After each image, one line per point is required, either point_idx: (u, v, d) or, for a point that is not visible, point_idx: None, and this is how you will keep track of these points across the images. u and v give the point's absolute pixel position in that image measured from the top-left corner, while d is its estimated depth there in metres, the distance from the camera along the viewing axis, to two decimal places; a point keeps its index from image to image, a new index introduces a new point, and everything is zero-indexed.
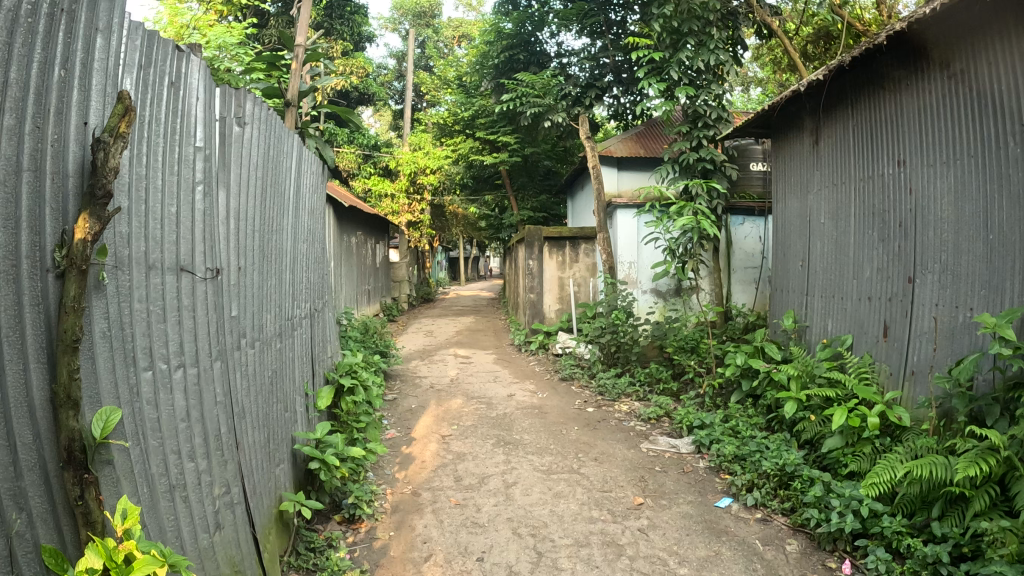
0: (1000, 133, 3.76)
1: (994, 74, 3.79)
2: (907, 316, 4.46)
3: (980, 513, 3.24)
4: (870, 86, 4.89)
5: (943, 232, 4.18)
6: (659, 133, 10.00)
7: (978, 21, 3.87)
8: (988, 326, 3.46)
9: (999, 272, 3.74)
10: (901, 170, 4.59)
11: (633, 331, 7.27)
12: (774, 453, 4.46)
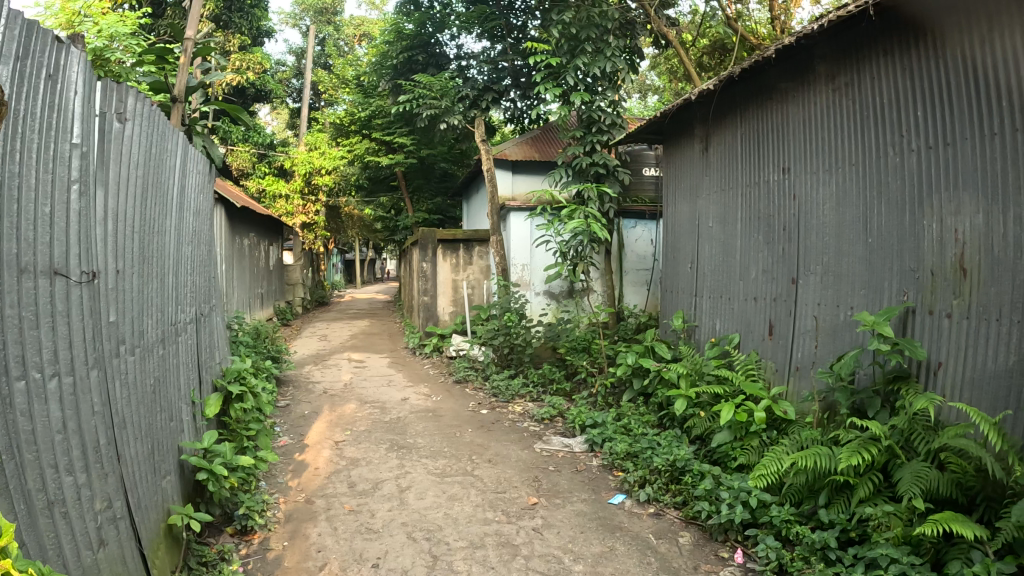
0: (879, 143, 4.03)
1: (874, 88, 4.06)
2: (791, 315, 4.71)
3: (865, 499, 3.44)
4: (758, 97, 5.14)
5: (825, 235, 4.44)
6: (553, 139, 10.14)
7: (861, 38, 4.14)
8: (867, 324, 3.70)
9: (877, 273, 4.00)
10: (786, 176, 4.84)
11: (526, 333, 7.36)
12: (666, 449, 4.61)
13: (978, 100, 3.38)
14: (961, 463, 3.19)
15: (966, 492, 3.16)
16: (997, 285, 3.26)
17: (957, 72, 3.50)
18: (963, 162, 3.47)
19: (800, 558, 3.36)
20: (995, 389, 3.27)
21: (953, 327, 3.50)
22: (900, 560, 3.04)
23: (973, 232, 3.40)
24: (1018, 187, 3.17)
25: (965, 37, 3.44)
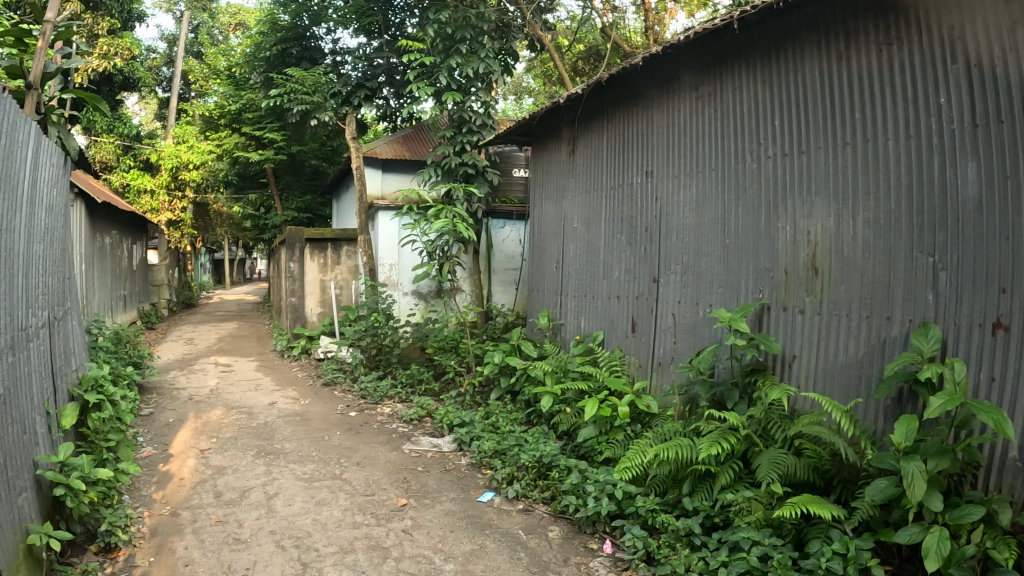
0: (737, 149, 4.29)
1: (734, 98, 4.32)
2: (652, 313, 4.93)
3: (727, 486, 3.65)
4: (624, 103, 5.34)
5: (684, 236, 4.67)
6: (424, 137, 10.07)
7: (725, 50, 4.39)
8: (725, 320, 3.96)
9: (734, 271, 4.26)
10: (649, 180, 5.06)
11: (394, 334, 7.33)
12: (533, 445, 4.72)
13: (831, 113, 3.69)
14: (816, 448, 3.44)
15: (822, 475, 3.41)
16: (846, 283, 3.58)
17: (813, 86, 3.80)
18: (816, 169, 3.77)
19: (666, 545, 3.51)
20: (844, 380, 3.55)
21: (805, 323, 3.79)
22: (761, 542, 3.25)
23: (824, 234, 3.70)
24: (867, 192, 3.49)
25: (822, 54, 3.75)
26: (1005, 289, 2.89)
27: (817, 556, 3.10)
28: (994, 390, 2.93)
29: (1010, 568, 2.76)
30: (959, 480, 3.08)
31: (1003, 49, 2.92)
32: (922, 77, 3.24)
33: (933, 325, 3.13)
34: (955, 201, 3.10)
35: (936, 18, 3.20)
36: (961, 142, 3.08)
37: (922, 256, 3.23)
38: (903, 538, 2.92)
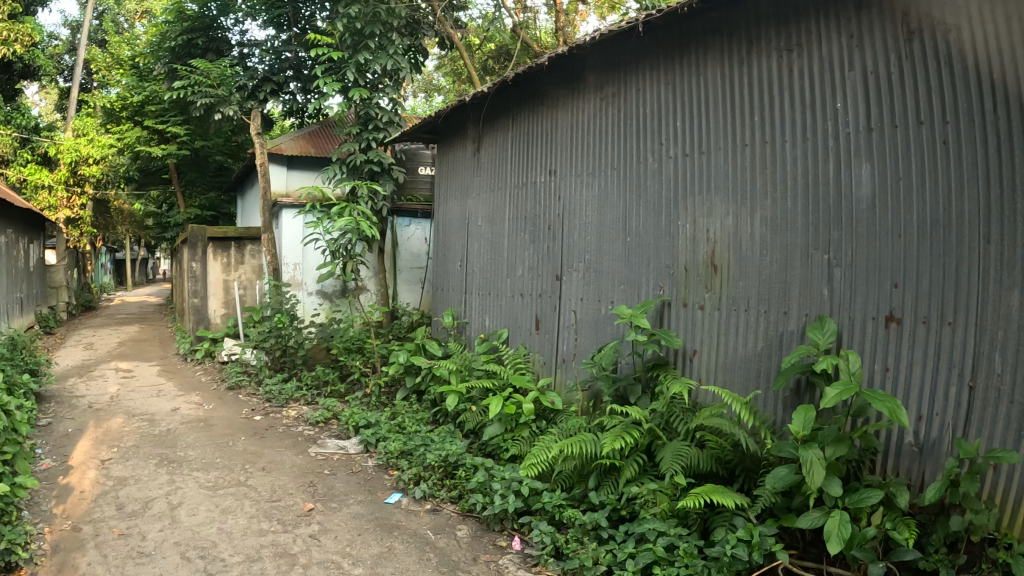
0: (640, 149, 4.38)
1: (637, 99, 4.42)
2: (555, 310, 4.98)
3: (632, 479, 3.72)
4: (529, 103, 5.37)
5: (586, 234, 4.74)
6: (331, 133, 9.85)
7: (630, 52, 4.47)
8: (627, 317, 4.01)
9: (635, 268, 4.34)
10: (552, 178, 5.10)
11: (298, 335, 7.16)
12: (438, 444, 4.70)
13: (732, 115, 3.84)
14: (719, 440, 3.56)
15: (725, 465, 3.52)
16: (744, 279, 3.72)
17: (714, 89, 3.94)
18: (715, 169, 3.90)
19: (574, 540, 3.55)
20: (744, 373, 3.69)
21: (705, 318, 3.91)
22: (667, 533, 3.33)
23: (722, 232, 3.84)
24: (765, 192, 3.64)
25: (724, 58, 3.89)
26: (897, 284, 3.12)
27: (723, 544, 3.18)
28: (888, 380, 3.16)
29: (908, 547, 2.93)
30: (858, 465, 3.21)
31: (898, 59, 3.12)
32: (820, 83, 3.43)
33: (829, 319, 3.30)
34: (849, 201, 3.30)
35: (834, 27, 3.38)
36: (857, 145, 3.28)
37: (817, 253, 3.41)
38: (806, 523, 3.03)
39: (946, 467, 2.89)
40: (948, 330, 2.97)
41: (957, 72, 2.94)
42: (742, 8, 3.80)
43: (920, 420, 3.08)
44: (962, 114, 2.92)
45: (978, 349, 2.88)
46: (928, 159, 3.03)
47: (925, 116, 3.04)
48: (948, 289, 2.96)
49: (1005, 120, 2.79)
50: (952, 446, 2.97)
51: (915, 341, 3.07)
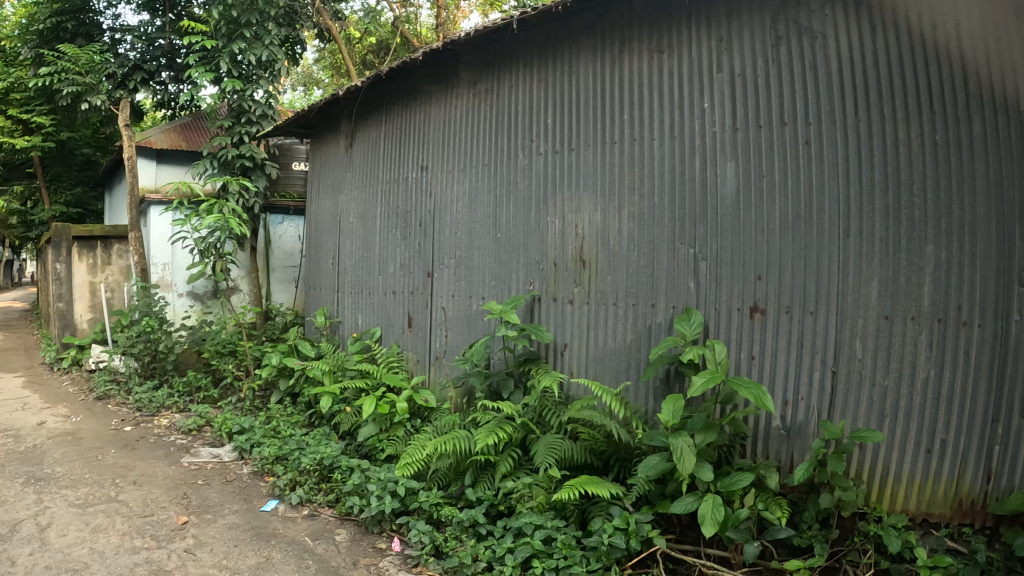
0: (510, 146, 4.39)
1: (510, 96, 4.43)
2: (427, 307, 4.92)
3: (507, 474, 3.74)
4: (403, 98, 5.27)
5: (457, 230, 4.71)
6: (204, 127, 9.46)
7: (503, 50, 4.47)
8: (497, 312, 3.98)
9: (506, 264, 4.36)
10: (424, 174, 5.03)
11: (169, 339, 6.70)
12: (313, 447, 4.55)
13: (602, 113, 3.93)
14: (592, 433, 3.62)
15: (599, 456, 3.59)
16: (613, 274, 3.83)
17: (586, 88, 4.02)
18: (585, 166, 3.99)
19: (452, 537, 3.49)
20: (615, 365, 3.78)
21: (575, 312, 3.99)
22: (544, 526, 3.32)
23: (590, 227, 3.94)
24: (633, 188, 3.77)
25: (596, 57, 3.99)
26: (760, 276, 3.33)
27: (600, 534, 3.20)
28: (754, 367, 3.35)
29: (781, 525, 3.02)
30: (729, 450, 3.36)
31: (766, 61, 3.35)
32: (689, 84, 3.59)
33: (695, 309, 3.45)
34: (713, 199, 3.47)
35: (705, 30, 3.55)
36: (723, 143, 3.46)
37: (683, 248, 3.57)
38: (680, 508, 3.04)
39: (812, 448, 3.06)
40: (810, 318, 3.20)
41: (821, 77, 3.21)
42: (615, 9, 3.90)
43: (787, 405, 3.27)
44: (824, 116, 3.19)
45: (840, 337, 3.14)
46: (791, 158, 3.27)
47: (789, 117, 3.28)
48: (809, 282, 3.20)
49: (867, 120, 3.10)
50: (818, 428, 3.19)
51: (778, 330, 3.28)
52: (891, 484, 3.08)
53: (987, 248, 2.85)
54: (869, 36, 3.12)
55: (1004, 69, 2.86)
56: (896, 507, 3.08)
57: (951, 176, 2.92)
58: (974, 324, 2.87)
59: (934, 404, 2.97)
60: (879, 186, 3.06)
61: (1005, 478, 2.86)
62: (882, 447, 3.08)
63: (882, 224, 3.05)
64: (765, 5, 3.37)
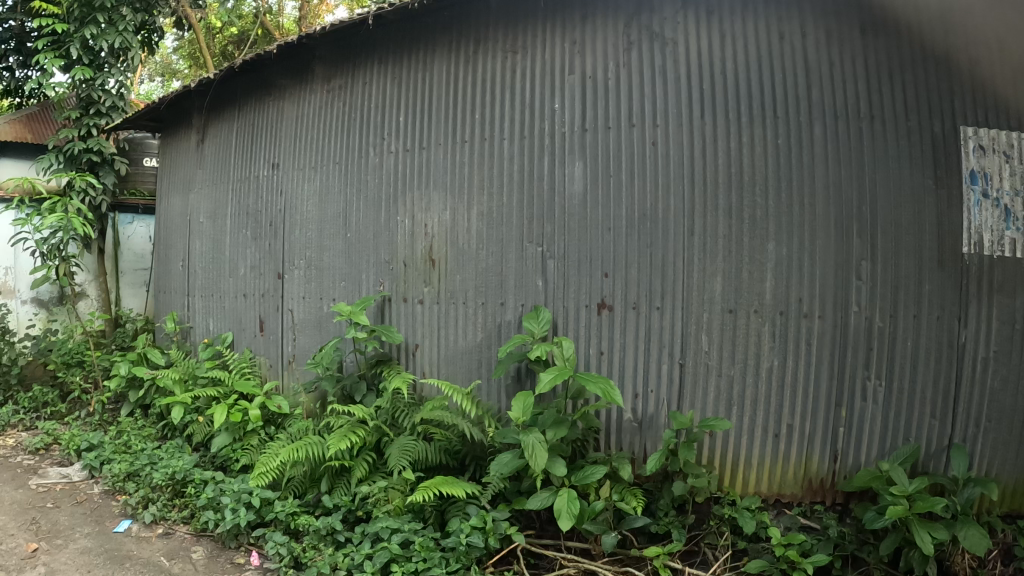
0: (361, 144, 4.26)
1: (364, 93, 4.31)
2: (278, 311, 4.71)
3: (363, 479, 3.65)
4: (256, 92, 5.03)
5: (308, 230, 4.53)
6: (51, 118, 8.74)
7: (360, 46, 4.35)
8: (345, 313, 3.81)
9: (356, 265, 4.23)
10: (275, 172, 4.80)
11: (13, 349, 6.13)
12: (165, 461, 4.23)
13: (454, 112, 3.90)
14: (446, 434, 3.58)
15: (454, 456, 3.56)
16: (461, 273, 3.83)
17: (439, 86, 3.97)
18: (435, 164, 3.94)
19: (309, 547, 3.35)
20: (466, 366, 3.80)
21: (424, 312, 3.95)
22: (401, 529, 3.22)
23: (439, 227, 3.91)
24: (481, 187, 3.79)
25: (451, 57, 3.96)
26: (607, 273, 3.49)
27: (457, 534, 3.12)
28: (603, 362, 3.50)
29: (637, 514, 3.07)
30: (583, 444, 3.40)
31: (616, 65, 3.53)
32: (539, 87, 3.68)
33: (544, 308, 3.52)
34: (561, 198, 3.59)
35: (559, 33, 3.67)
36: (572, 143, 3.58)
37: (531, 246, 3.64)
38: (536, 503, 2.99)
39: (663, 439, 3.14)
40: (656, 313, 3.41)
41: (670, 80, 3.45)
42: (472, 7, 3.89)
43: (638, 398, 3.44)
44: (671, 118, 3.42)
45: (686, 331, 3.38)
46: (638, 158, 3.46)
47: (637, 119, 3.47)
48: (654, 278, 3.41)
49: (709, 125, 3.38)
50: (667, 419, 3.39)
51: (625, 325, 3.46)
52: (742, 468, 3.34)
53: (826, 245, 3.26)
54: (715, 48, 3.42)
55: (847, 82, 3.34)
56: (748, 489, 3.34)
57: (789, 179, 3.30)
58: (814, 316, 3.27)
59: (778, 390, 3.30)
60: (723, 185, 3.34)
61: (848, 459, 3.29)
62: (732, 434, 3.34)
63: (724, 222, 3.34)
64: (618, 12, 3.56)
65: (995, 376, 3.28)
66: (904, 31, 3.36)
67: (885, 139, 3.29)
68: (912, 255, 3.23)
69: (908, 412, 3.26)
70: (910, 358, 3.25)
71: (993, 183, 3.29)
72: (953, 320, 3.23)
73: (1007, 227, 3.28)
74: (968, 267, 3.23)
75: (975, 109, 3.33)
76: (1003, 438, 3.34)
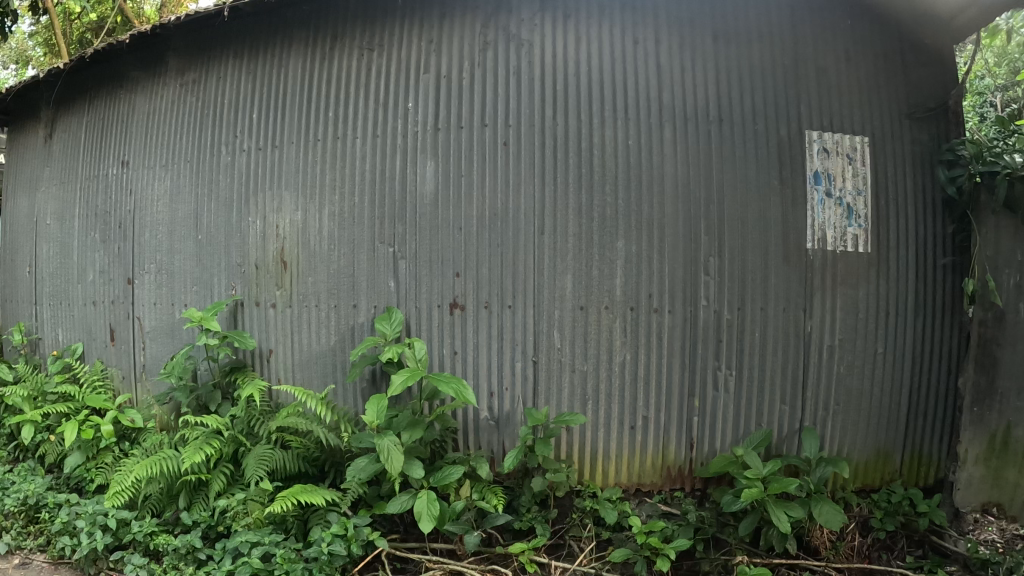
0: (213, 142, 4.45)
1: (217, 87, 4.51)
2: (130, 319, 4.72)
3: (220, 492, 3.64)
4: (107, 85, 5.04)
5: (159, 231, 4.61)
6: None
7: (213, 37, 4.54)
8: (196, 320, 4.00)
9: (208, 268, 4.38)
10: (124, 171, 4.85)
11: None
12: (14, 486, 3.94)
13: (305, 108, 4.18)
14: (301, 441, 3.75)
15: (313, 463, 3.76)
16: (313, 276, 4.08)
17: (290, 83, 4.26)
18: (287, 162, 4.18)
19: (168, 568, 3.24)
20: (321, 370, 4.07)
21: (278, 316, 4.17)
22: (261, 542, 3.21)
23: (290, 229, 4.14)
24: (331, 189, 4.05)
25: (306, 53, 4.25)
26: (459, 273, 3.81)
27: (319, 544, 3.18)
28: (457, 362, 3.81)
29: (498, 512, 3.35)
30: (443, 444, 3.66)
31: (473, 64, 3.90)
32: (392, 84, 4.00)
33: (395, 309, 3.82)
34: (413, 197, 3.89)
35: (417, 31, 4.03)
36: (424, 142, 3.90)
37: (382, 246, 3.93)
38: (396, 507, 3.18)
39: (521, 435, 3.46)
40: (508, 311, 3.77)
41: (523, 79, 3.85)
42: (330, 6, 4.22)
43: (493, 396, 3.78)
44: (522, 118, 3.82)
45: (538, 328, 3.76)
46: (489, 156, 3.81)
47: (489, 120, 3.84)
48: (505, 278, 3.77)
49: (561, 124, 3.80)
50: (522, 416, 3.76)
51: (478, 323, 3.80)
52: (603, 462, 3.75)
53: (673, 243, 3.75)
54: (571, 50, 3.86)
55: (706, 82, 3.86)
56: (608, 481, 3.75)
57: (640, 178, 3.76)
58: (663, 310, 3.75)
59: (634, 383, 3.75)
60: (573, 185, 3.76)
61: (703, 446, 3.77)
62: (588, 428, 3.74)
63: (574, 222, 3.75)
64: (475, 12, 3.96)
65: (841, 362, 3.88)
66: (758, 44, 3.93)
67: (733, 140, 3.82)
68: (758, 251, 3.78)
69: (759, 393, 3.81)
70: (757, 348, 3.79)
71: (836, 183, 3.89)
72: (798, 311, 3.82)
73: (849, 224, 3.89)
74: (811, 263, 3.83)
75: (820, 116, 3.92)
76: (851, 418, 3.92)
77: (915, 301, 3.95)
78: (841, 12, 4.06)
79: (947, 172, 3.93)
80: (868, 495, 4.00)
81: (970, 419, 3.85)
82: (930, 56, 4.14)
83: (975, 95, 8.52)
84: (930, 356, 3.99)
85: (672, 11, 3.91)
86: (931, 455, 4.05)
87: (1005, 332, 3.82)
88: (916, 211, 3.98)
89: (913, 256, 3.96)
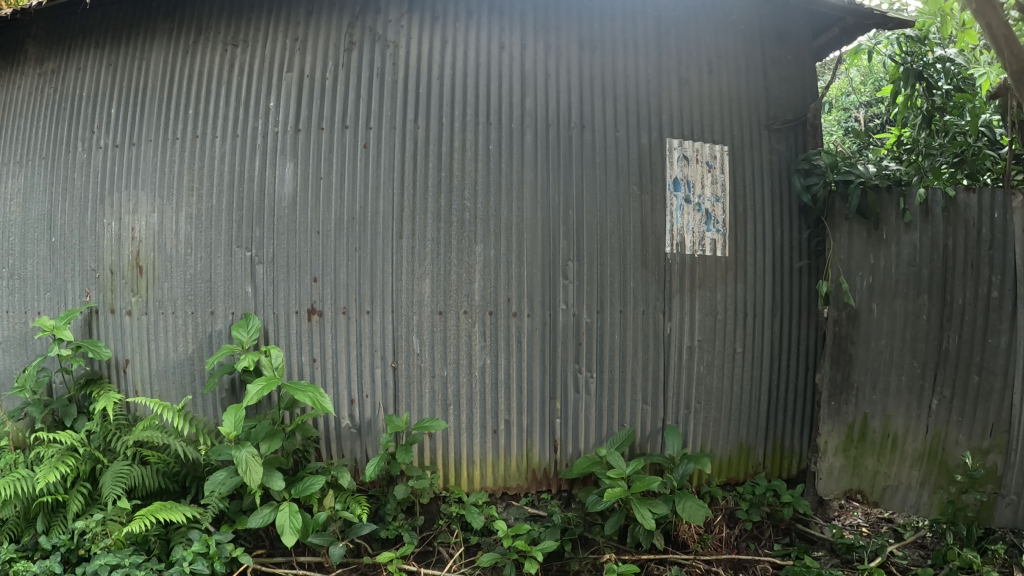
0: (69, 138, 4.24)
1: (76, 79, 4.30)
2: None
3: (78, 514, 3.44)
4: None
5: (10, 232, 4.33)
6: None
7: (77, 26, 4.36)
8: (47, 329, 3.73)
9: (60, 273, 4.15)
10: None
11: None
12: None
13: (166, 105, 4.05)
14: (160, 455, 3.61)
15: (172, 479, 3.64)
16: (169, 280, 3.95)
17: (152, 77, 4.11)
18: (144, 162, 4.03)
19: None
20: (178, 380, 3.94)
21: (133, 324, 4.01)
22: (121, 564, 3.05)
23: (146, 232, 3.99)
24: (190, 189, 3.94)
25: (169, 46, 4.11)
26: (316, 278, 3.80)
27: (179, 564, 3.10)
28: (316, 369, 3.81)
29: (362, 523, 3.37)
30: (305, 455, 3.74)
31: (336, 65, 3.90)
32: (254, 83, 3.95)
33: (253, 316, 3.77)
34: (271, 199, 3.85)
35: (281, 29, 4.00)
36: (284, 143, 3.87)
37: (240, 251, 3.86)
38: (257, 521, 3.19)
39: (382, 443, 3.53)
40: (367, 317, 3.79)
41: (387, 81, 3.87)
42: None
43: (353, 404, 3.81)
44: (382, 122, 3.83)
45: (397, 334, 3.78)
46: (349, 158, 3.82)
47: (349, 122, 3.85)
48: (362, 282, 3.78)
49: (423, 128, 3.82)
50: (383, 422, 3.81)
51: (336, 329, 3.80)
52: (466, 467, 3.82)
53: (531, 246, 3.81)
54: (437, 53, 3.90)
55: (568, 91, 3.94)
56: (474, 486, 3.82)
57: (499, 182, 3.82)
58: (521, 314, 3.81)
59: (494, 386, 3.80)
60: (433, 189, 3.79)
61: (566, 447, 3.87)
62: (450, 433, 3.79)
63: (433, 225, 3.78)
64: (343, 11, 3.97)
65: (700, 361, 4.04)
66: (623, 52, 4.05)
67: (593, 145, 3.92)
68: (617, 255, 3.89)
69: (621, 396, 3.92)
70: (616, 349, 3.91)
71: (694, 191, 4.05)
72: (658, 311, 3.96)
73: (707, 229, 4.05)
74: (668, 266, 3.98)
75: (680, 125, 4.08)
76: (711, 415, 4.07)
77: (772, 302, 4.16)
78: (706, 24, 4.22)
79: (803, 180, 4.12)
80: (732, 487, 4.14)
81: (829, 411, 4.11)
82: (788, 70, 4.39)
83: (839, 111, 9.08)
84: (788, 355, 4.22)
85: (540, 19, 3.99)
86: (792, 447, 4.29)
87: (857, 331, 4.09)
88: (773, 217, 4.19)
89: (769, 259, 4.16)
